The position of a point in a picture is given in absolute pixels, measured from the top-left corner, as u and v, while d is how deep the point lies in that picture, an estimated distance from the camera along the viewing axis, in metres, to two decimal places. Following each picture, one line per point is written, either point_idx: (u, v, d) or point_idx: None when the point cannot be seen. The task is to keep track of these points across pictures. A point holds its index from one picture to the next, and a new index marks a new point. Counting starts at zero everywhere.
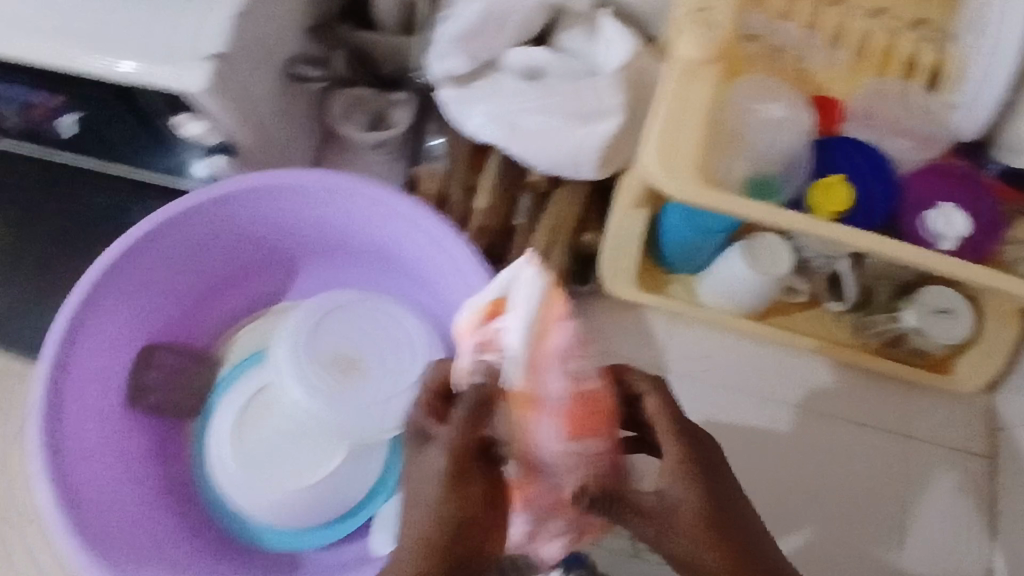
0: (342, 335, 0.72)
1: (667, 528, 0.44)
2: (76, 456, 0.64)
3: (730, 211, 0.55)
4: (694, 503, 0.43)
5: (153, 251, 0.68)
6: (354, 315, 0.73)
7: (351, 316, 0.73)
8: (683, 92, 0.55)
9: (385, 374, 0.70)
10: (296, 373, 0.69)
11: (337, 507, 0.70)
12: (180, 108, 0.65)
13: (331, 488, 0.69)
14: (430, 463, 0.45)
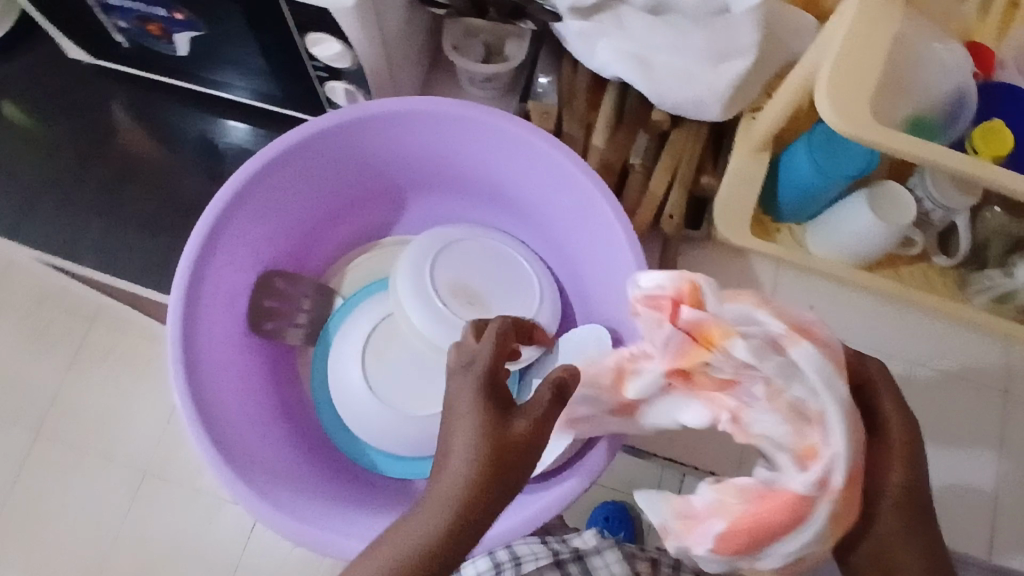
0: (462, 263, 0.73)
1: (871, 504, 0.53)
2: (207, 374, 0.65)
3: (901, 151, 0.53)
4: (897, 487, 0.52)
5: (278, 173, 0.69)
6: (474, 245, 0.74)
7: (471, 247, 0.74)
8: (860, 26, 0.53)
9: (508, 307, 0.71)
10: (421, 302, 0.69)
11: None
12: (317, 27, 0.63)
13: None
14: (461, 442, 0.46)
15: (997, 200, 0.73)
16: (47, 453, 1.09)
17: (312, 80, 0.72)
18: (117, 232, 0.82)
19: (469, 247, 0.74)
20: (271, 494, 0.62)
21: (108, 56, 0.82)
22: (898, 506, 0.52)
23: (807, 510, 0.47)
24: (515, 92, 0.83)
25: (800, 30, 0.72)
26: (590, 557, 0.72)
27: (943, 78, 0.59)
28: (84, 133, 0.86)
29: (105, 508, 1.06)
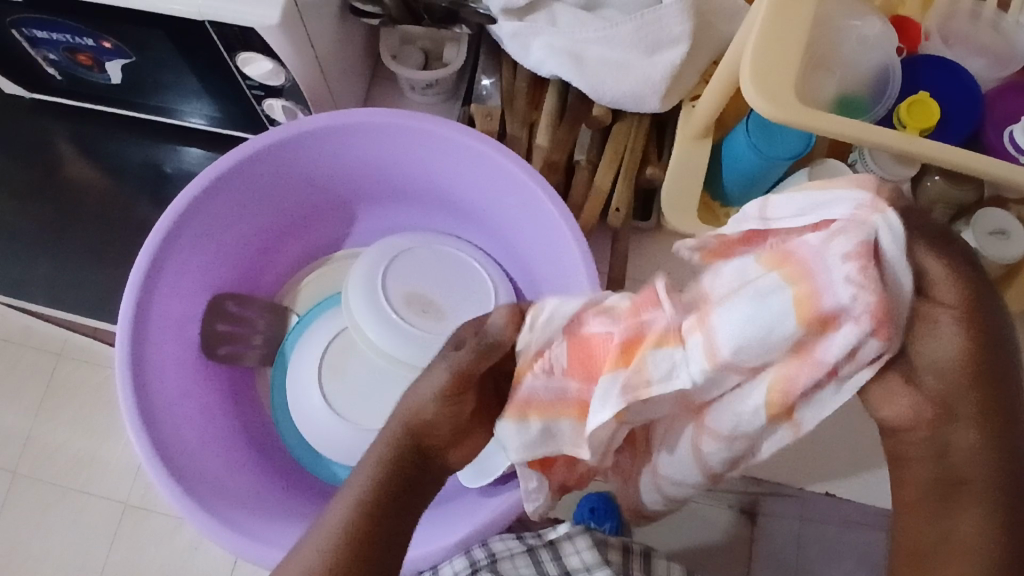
0: (416, 275, 0.73)
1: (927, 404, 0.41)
2: (161, 404, 0.65)
3: (830, 132, 0.54)
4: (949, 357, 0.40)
5: (221, 195, 0.69)
6: (426, 255, 0.74)
7: (424, 256, 0.74)
8: (777, 11, 0.54)
9: (463, 314, 0.72)
10: (375, 318, 0.69)
11: None
12: (244, 46, 0.63)
13: None
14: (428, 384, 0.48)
15: (936, 170, 0.75)
16: (27, 492, 1.17)
17: (249, 100, 0.72)
18: (67, 265, 0.82)
19: (423, 258, 0.74)
20: (232, 518, 0.62)
21: (43, 89, 0.81)
22: (958, 387, 0.40)
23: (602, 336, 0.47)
24: (457, 96, 0.83)
25: (731, 14, 0.73)
26: (561, 544, 0.71)
27: (867, 55, 0.61)
28: (26, 168, 0.85)
29: (88, 545, 1.15)
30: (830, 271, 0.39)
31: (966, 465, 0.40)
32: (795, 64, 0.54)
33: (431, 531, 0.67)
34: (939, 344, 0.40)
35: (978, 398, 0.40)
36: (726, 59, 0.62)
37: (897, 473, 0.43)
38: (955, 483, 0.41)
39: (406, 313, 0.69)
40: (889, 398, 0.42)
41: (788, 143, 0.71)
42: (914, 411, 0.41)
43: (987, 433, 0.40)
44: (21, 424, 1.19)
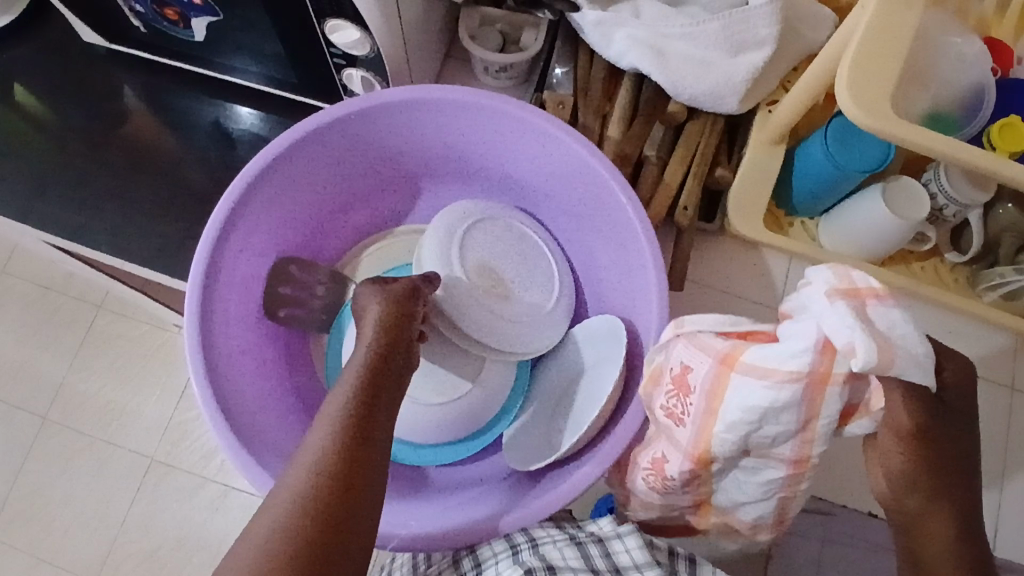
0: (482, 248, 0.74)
1: (915, 526, 0.52)
2: (223, 362, 0.67)
3: (923, 146, 0.53)
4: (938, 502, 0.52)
5: (297, 158, 0.70)
6: (496, 224, 0.76)
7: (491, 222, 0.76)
8: (878, 19, 0.53)
9: (528, 294, 0.75)
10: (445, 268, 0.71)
11: (476, 424, 0.75)
12: (336, 13, 0.63)
13: (472, 405, 0.74)
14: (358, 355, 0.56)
15: (1009, 196, 0.74)
16: (56, 438, 1.19)
17: (329, 68, 0.73)
18: (124, 217, 0.82)
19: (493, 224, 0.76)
20: (281, 475, 0.64)
21: (123, 41, 0.82)
22: (910, 480, 0.52)
23: (746, 374, 0.54)
24: (530, 82, 0.83)
25: (817, 22, 0.73)
26: (610, 542, 0.63)
27: (957, 72, 0.61)
28: (92, 118, 0.86)
29: (114, 493, 1.17)
30: (709, 339, 0.58)
31: (932, 529, 0.52)
32: (892, 74, 0.53)
33: (490, 503, 0.68)
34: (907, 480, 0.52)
35: (940, 493, 0.51)
36: (815, 65, 0.62)
37: (923, 533, 0.52)
38: (919, 531, 0.52)
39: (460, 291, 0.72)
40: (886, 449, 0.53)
41: (866, 154, 0.70)
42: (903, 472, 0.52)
43: (952, 506, 0.52)
44: (57, 369, 1.22)
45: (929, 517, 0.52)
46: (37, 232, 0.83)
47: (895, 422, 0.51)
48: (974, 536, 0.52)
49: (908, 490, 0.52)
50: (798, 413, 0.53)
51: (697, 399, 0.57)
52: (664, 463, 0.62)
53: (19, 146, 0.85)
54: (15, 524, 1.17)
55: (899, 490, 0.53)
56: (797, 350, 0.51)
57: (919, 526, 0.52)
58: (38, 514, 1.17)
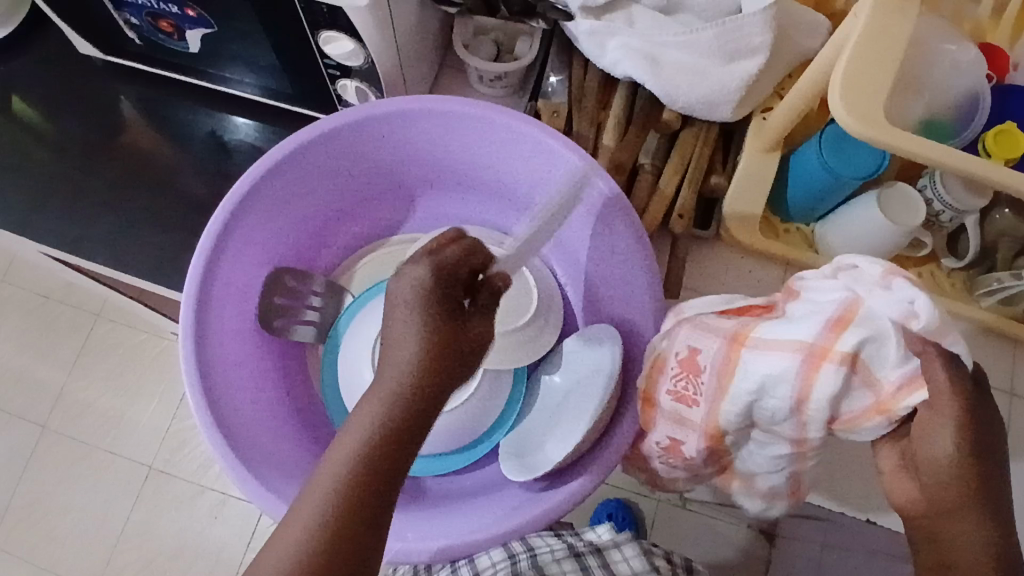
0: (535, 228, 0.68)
1: (946, 524, 0.52)
2: (219, 373, 0.67)
3: (917, 154, 0.53)
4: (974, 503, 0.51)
5: (291, 169, 0.70)
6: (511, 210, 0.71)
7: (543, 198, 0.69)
8: (870, 28, 0.53)
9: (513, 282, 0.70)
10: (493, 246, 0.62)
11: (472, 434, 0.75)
12: (330, 25, 0.63)
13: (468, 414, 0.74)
14: (402, 354, 0.51)
15: (1006, 202, 0.74)
16: (55, 447, 1.19)
17: (324, 79, 0.73)
18: (122, 226, 0.82)
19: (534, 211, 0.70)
20: (277, 487, 0.64)
21: (118, 52, 0.82)
22: (947, 478, 0.52)
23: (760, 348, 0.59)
24: (525, 91, 0.83)
25: (810, 30, 0.73)
26: (608, 551, 0.69)
27: (951, 79, 0.61)
28: (88, 128, 0.86)
29: (113, 502, 1.17)
30: (722, 321, 0.64)
31: (961, 531, 0.51)
32: (886, 83, 0.53)
33: (489, 513, 0.68)
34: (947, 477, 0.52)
35: (974, 494, 0.51)
36: (807, 74, 0.62)
37: (956, 534, 0.52)
38: (951, 530, 0.52)
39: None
40: (928, 443, 0.52)
41: (860, 160, 0.70)
42: (940, 468, 0.52)
43: (985, 510, 0.51)
44: (57, 378, 1.22)
45: (960, 517, 0.51)
46: (34, 243, 0.83)
47: (936, 406, 0.52)
48: (1007, 531, 0.52)
49: (955, 484, 0.52)
50: (790, 392, 0.58)
51: (708, 378, 0.62)
52: (680, 446, 0.66)
53: (15, 157, 0.85)
54: (14, 534, 1.17)
55: (935, 488, 0.52)
56: (811, 322, 0.57)
57: (960, 515, 0.52)
58: (37, 523, 1.17)
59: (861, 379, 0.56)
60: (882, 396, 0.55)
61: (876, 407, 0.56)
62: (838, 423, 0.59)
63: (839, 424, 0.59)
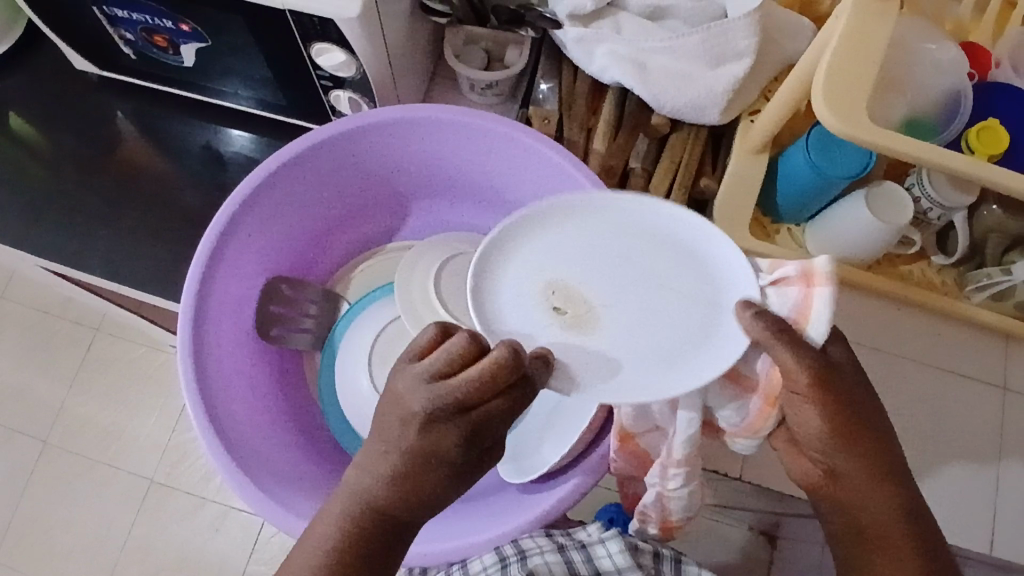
0: (667, 285, 0.59)
1: (837, 492, 0.53)
2: (216, 381, 0.68)
3: (900, 151, 0.54)
4: (857, 465, 0.52)
5: (286, 179, 0.71)
6: (531, 256, 0.61)
7: (676, 268, 0.59)
8: (852, 30, 0.54)
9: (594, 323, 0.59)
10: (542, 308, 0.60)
11: None
12: (321, 37, 0.65)
13: None
14: (382, 462, 0.49)
15: (993, 199, 0.75)
16: (55, 463, 1.20)
17: (317, 90, 0.74)
18: (119, 240, 0.83)
19: (681, 312, 0.58)
20: (275, 493, 0.64)
21: (114, 68, 0.83)
22: (830, 450, 0.51)
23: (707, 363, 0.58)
24: (516, 98, 0.84)
25: (795, 33, 0.74)
26: (593, 547, 0.71)
27: (933, 79, 0.62)
28: (84, 143, 0.87)
29: (114, 516, 1.17)
30: None
31: (857, 496, 0.52)
32: (869, 83, 0.54)
33: (481, 518, 0.69)
34: (828, 453, 0.51)
35: (854, 459, 0.51)
36: (791, 78, 0.63)
37: (851, 500, 0.53)
38: (847, 499, 0.53)
39: (537, 291, 0.61)
40: (799, 420, 0.51)
41: (847, 160, 0.71)
42: (819, 443, 0.51)
43: (873, 467, 0.52)
44: (56, 394, 1.22)
45: (851, 484, 0.52)
46: (32, 258, 0.83)
47: (794, 385, 0.50)
48: (901, 482, 0.53)
49: (842, 453, 0.51)
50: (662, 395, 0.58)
51: None
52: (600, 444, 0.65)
53: (13, 174, 0.86)
54: (16, 550, 1.17)
55: (823, 461, 0.52)
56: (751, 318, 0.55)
57: (851, 481, 0.52)
58: (38, 538, 1.17)
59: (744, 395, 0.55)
60: (748, 416, 0.55)
61: (750, 424, 0.55)
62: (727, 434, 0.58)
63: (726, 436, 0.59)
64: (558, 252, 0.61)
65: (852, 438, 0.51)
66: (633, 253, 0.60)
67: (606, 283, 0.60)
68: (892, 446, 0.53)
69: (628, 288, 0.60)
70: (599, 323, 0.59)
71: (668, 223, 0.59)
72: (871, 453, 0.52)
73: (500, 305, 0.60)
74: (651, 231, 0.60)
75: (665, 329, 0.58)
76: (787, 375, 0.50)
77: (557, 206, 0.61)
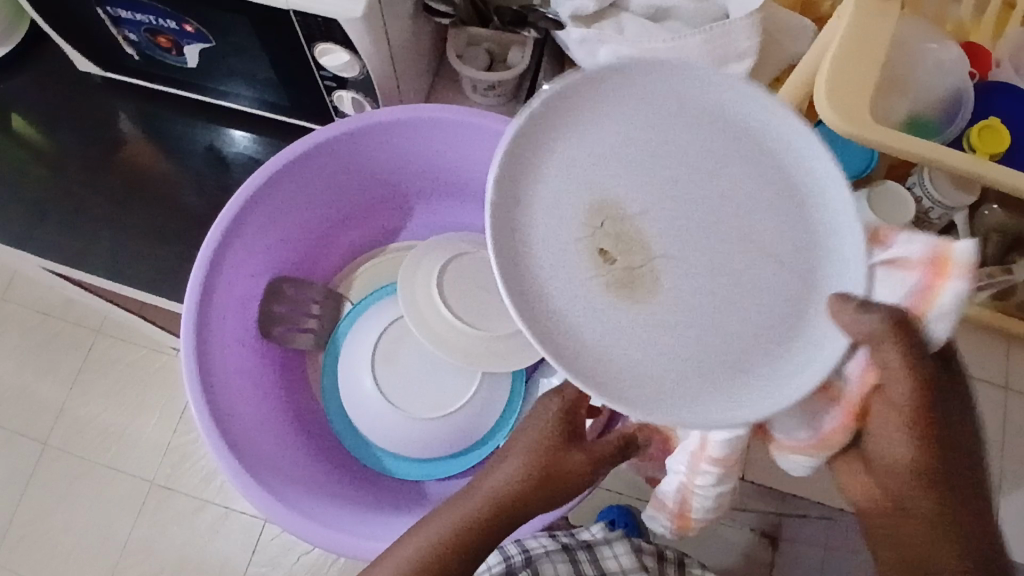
0: (750, 240, 0.52)
1: (898, 525, 0.50)
2: (218, 380, 0.68)
3: (902, 151, 0.54)
4: (928, 502, 0.49)
5: (289, 178, 0.71)
6: (551, 140, 0.52)
7: (767, 214, 0.52)
8: (853, 30, 0.55)
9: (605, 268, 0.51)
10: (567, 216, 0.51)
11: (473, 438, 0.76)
12: (326, 37, 0.65)
13: (469, 419, 0.74)
14: (503, 472, 0.55)
15: (993, 199, 0.75)
16: (56, 465, 1.20)
17: (320, 90, 0.74)
18: (121, 240, 0.83)
19: (763, 279, 0.51)
20: (278, 491, 0.64)
21: (118, 69, 0.83)
22: (903, 476, 0.49)
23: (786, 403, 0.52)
24: (518, 100, 0.84)
25: (797, 34, 0.74)
26: (599, 547, 0.74)
27: (934, 79, 0.63)
28: (86, 144, 0.87)
29: (115, 518, 1.17)
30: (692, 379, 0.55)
31: (912, 534, 0.50)
32: (872, 82, 0.54)
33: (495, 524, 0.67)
34: (901, 480, 0.50)
35: (926, 494, 0.49)
36: (792, 79, 0.64)
37: (905, 538, 0.50)
38: (906, 536, 0.50)
39: (581, 224, 0.51)
40: (881, 436, 0.50)
41: (849, 160, 0.72)
42: (894, 464, 0.49)
43: (944, 512, 0.49)
44: (57, 395, 1.22)
45: (914, 520, 0.50)
46: (34, 259, 0.84)
47: (892, 391, 0.48)
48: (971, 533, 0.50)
49: (916, 487, 0.49)
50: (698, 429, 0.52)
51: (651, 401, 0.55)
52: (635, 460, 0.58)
53: (16, 174, 0.86)
54: (16, 552, 1.17)
55: (890, 489, 0.50)
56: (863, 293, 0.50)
57: (914, 517, 0.50)
58: (38, 540, 1.17)
59: (824, 407, 0.51)
60: (823, 430, 0.51)
61: (827, 437, 0.52)
62: (781, 449, 0.54)
63: (777, 451, 0.55)
64: (611, 168, 0.52)
65: (931, 472, 0.49)
66: (707, 190, 0.53)
67: (670, 230, 0.52)
68: (969, 497, 0.50)
69: (677, 223, 0.52)
70: (662, 280, 0.51)
71: (760, 134, 0.53)
72: (946, 494, 0.49)
73: (529, 218, 0.51)
74: (737, 149, 0.53)
75: (752, 300, 0.51)
76: (888, 375, 0.47)
77: (609, 98, 0.53)
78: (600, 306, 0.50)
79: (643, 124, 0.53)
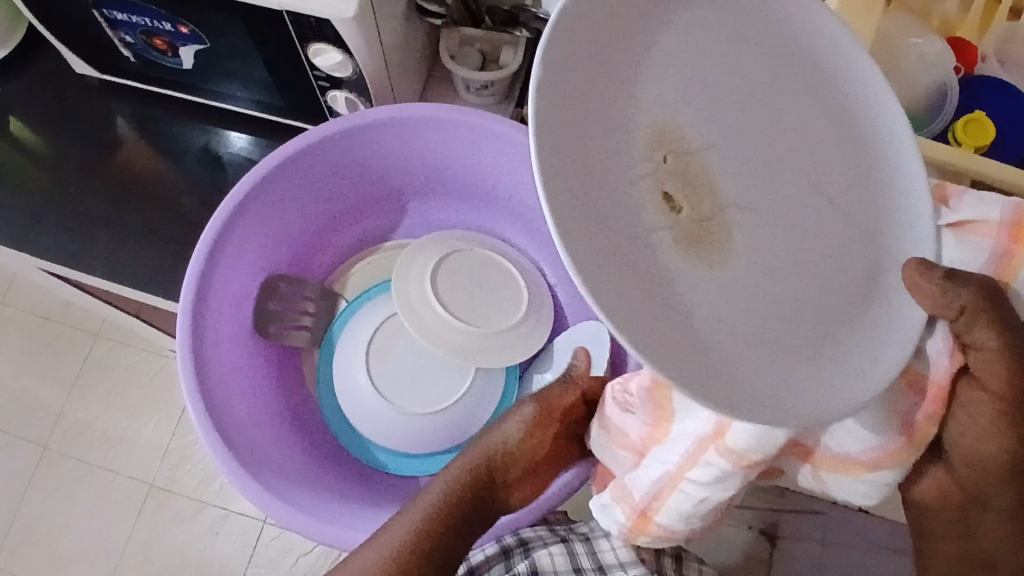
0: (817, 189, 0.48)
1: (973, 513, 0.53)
2: (214, 377, 0.69)
3: None
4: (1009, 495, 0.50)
5: (283, 177, 0.71)
6: None
7: (835, 166, 0.49)
8: None
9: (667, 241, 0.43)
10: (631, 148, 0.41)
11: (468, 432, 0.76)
12: (318, 37, 0.66)
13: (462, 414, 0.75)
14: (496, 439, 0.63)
15: None
16: (56, 466, 1.20)
17: (314, 90, 0.75)
18: (119, 241, 0.84)
19: (842, 246, 0.48)
20: (272, 486, 0.65)
21: (114, 71, 0.84)
22: (984, 473, 0.50)
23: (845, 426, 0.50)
24: (512, 99, 0.85)
25: None
26: (597, 540, 0.73)
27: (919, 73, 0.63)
28: (83, 146, 0.88)
29: (115, 518, 1.18)
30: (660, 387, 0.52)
31: (987, 523, 0.52)
32: None
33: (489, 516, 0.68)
34: (983, 474, 0.50)
35: (1005, 489, 0.50)
36: None
37: (976, 525, 0.53)
38: (980, 522, 0.53)
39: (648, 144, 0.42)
40: (966, 431, 0.49)
41: None
42: (977, 460, 0.50)
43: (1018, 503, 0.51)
44: (57, 398, 1.23)
45: (990, 511, 0.51)
46: (33, 259, 0.84)
47: (988, 386, 0.46)
48: None
49: (1001, 482, 0.50)
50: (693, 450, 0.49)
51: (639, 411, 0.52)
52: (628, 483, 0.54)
53: (15, 176, 0.86)
54: (17, 554, 1.17)
55: (968, 481, 0.52)
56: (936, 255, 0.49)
57: (988, 509, 0.51)
58: (39, 542, 1.17)
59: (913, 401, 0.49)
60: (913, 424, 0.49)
61: (916, 434, 0.49)
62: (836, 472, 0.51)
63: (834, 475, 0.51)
64: (674, 91, 0.44)
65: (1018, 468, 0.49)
66: (778, 148, 0.47)
67: (736, 178, 0.46)
68: None
69: (754, 181, 0.46)
70: (730, 237, 0.44)
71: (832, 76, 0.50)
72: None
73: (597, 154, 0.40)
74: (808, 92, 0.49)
75: (818, 263, 0.47)
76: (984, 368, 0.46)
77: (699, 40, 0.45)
78: (676, 261, 0.41)
79: (712, 52, 0.45)
